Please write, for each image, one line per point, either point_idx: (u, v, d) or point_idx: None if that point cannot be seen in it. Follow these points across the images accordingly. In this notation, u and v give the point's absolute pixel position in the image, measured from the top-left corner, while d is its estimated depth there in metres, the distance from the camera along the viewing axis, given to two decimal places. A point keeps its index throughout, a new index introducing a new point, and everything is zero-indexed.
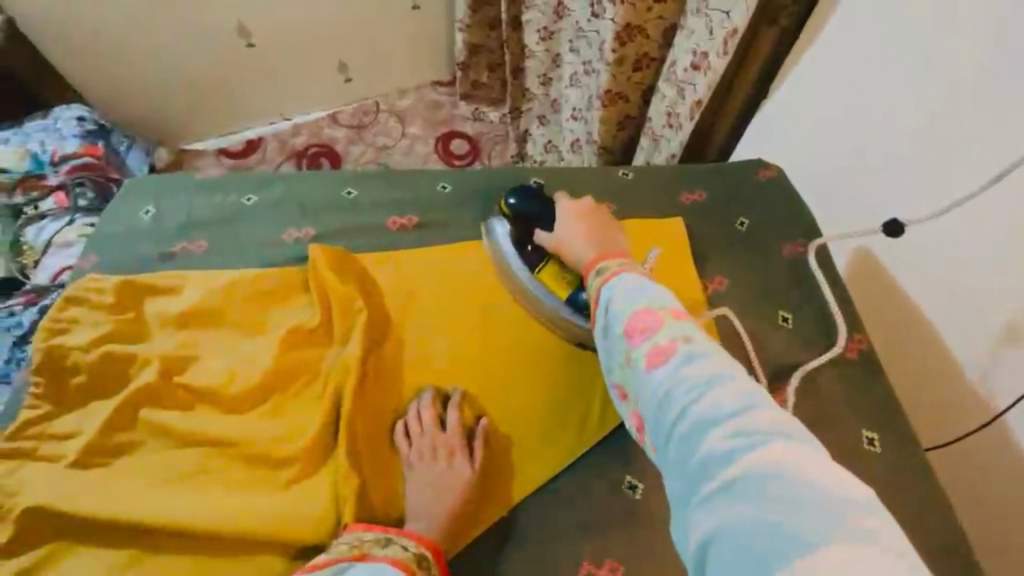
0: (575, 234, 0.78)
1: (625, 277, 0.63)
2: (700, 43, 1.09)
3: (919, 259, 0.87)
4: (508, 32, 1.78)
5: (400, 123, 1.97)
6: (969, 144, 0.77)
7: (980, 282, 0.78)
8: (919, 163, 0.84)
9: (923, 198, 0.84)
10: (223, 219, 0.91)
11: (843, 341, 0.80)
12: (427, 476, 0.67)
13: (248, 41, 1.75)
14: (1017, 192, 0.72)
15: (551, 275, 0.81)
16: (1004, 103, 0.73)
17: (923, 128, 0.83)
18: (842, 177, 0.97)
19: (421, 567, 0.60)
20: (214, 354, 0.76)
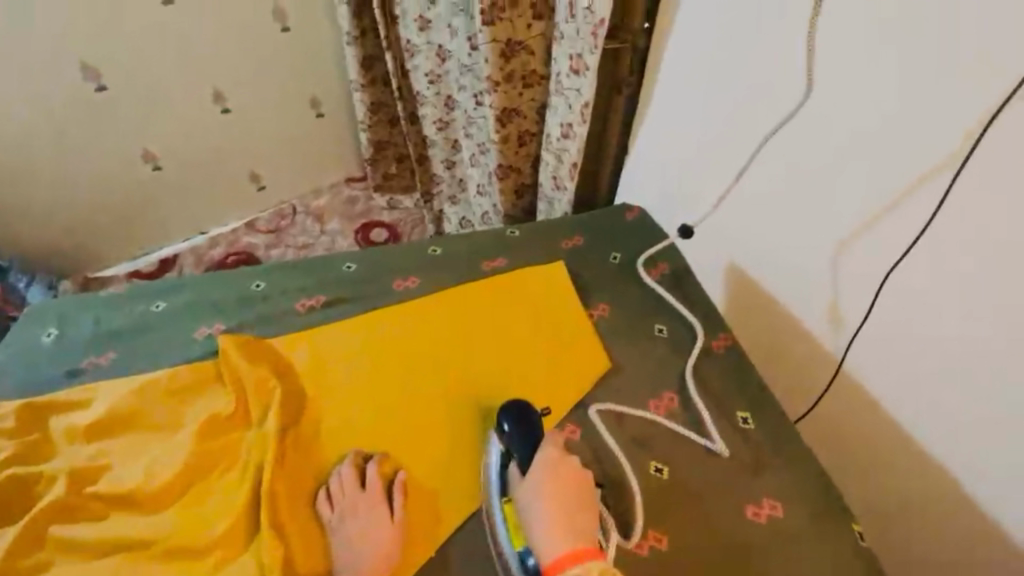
0: (544, 502, 0.66)
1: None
2: (565, 117, 1.29)
3: (762, 262, 1.04)
4: (407, 127, 1.97)
5: (318, 222, 2.06)
6: (729, 150, 1.03)
7: (802, 268, 0.97)
8: (710, 164, 1.08)
9: (717, 188, 1.08)
10: (132, 328, 0.94)
11: (710, 338, 0.93)
12: (353, 532, 0.70)
13: (155, 164, 1.82)
14: (764, 184, 0.98)
15: (510, 518, 0.70)
16: (748, 127, 0.98)
17: (707, 138, 1.07)
18: (666, 186, 1.20)
19: None
20: (127, 458, 0.76)
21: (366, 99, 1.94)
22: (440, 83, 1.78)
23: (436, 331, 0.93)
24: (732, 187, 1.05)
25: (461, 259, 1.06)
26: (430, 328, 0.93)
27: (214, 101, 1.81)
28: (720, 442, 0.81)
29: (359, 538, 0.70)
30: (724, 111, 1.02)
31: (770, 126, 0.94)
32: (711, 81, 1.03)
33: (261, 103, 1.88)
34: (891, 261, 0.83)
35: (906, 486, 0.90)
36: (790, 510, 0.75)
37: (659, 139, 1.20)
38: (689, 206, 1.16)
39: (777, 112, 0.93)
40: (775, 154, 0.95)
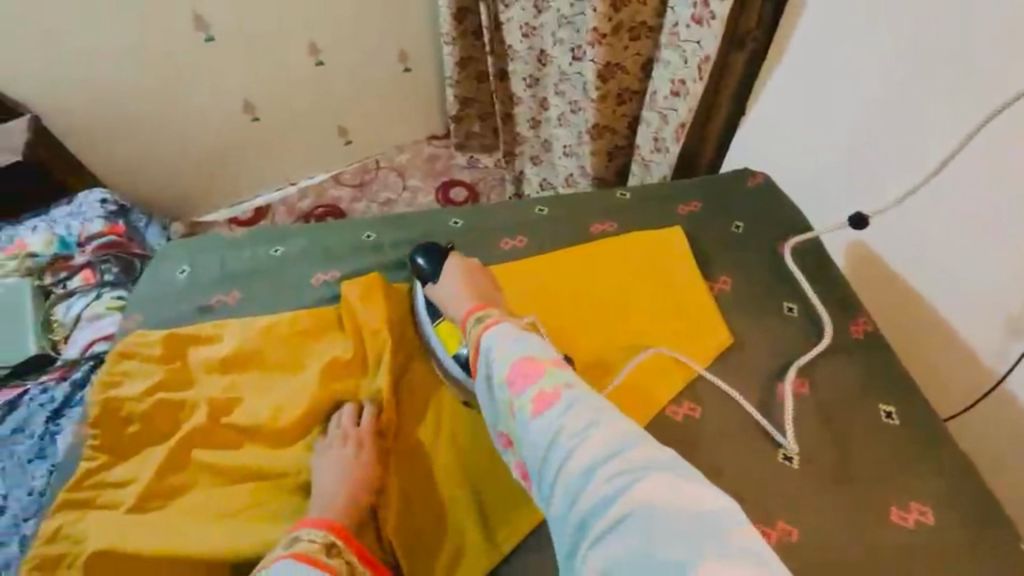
0: (453, 292, 0.83)
1: (508, 330, 0.72)
2: (677, 72, 1.18)
3: (923, 256, 0.91)
4: (495, 83, 1.89)
5: (400, 177, 2.03)
6: (930, 126, 0.86)
7: (956, 251, 0.87)
8: (893, 146, 0.91)
9: (904, 178, 0.91)
10: (255, 270, 0.98)
11: (847, 323, 0.85)
12: (339, 473, 0.72)
13: (253, 116, 1.87)
14: (981, 168, 0.81)
15: (444, 330, 0.83)
16: (950, 95, 0.83)
17: (890, 117, 0.91)
18: (820, 163, 1.04)
19: (330, 555, 0.63)
20: (257, 394, 0.81)
21: (456, 54, 1.89)
22: (535, 37, 1.69)
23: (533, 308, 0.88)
24: (925, 179, 0.88)
25: (568, 221, 1.01)
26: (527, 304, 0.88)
27: (308, 54, 1.82)
28: (791, 440, 0.74)
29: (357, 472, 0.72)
30: (927, 92, 0.85)
31: (991, 107, 0.78)
32: (906, 42, 0.86)
33: (353, 57, 1.88)
34: None
35: None
36: (943, 517, 0.68)
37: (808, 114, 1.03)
38: (854, 194, 1.00)
39: (998, 91, 0.77)
40: (994, 140, 0.79)
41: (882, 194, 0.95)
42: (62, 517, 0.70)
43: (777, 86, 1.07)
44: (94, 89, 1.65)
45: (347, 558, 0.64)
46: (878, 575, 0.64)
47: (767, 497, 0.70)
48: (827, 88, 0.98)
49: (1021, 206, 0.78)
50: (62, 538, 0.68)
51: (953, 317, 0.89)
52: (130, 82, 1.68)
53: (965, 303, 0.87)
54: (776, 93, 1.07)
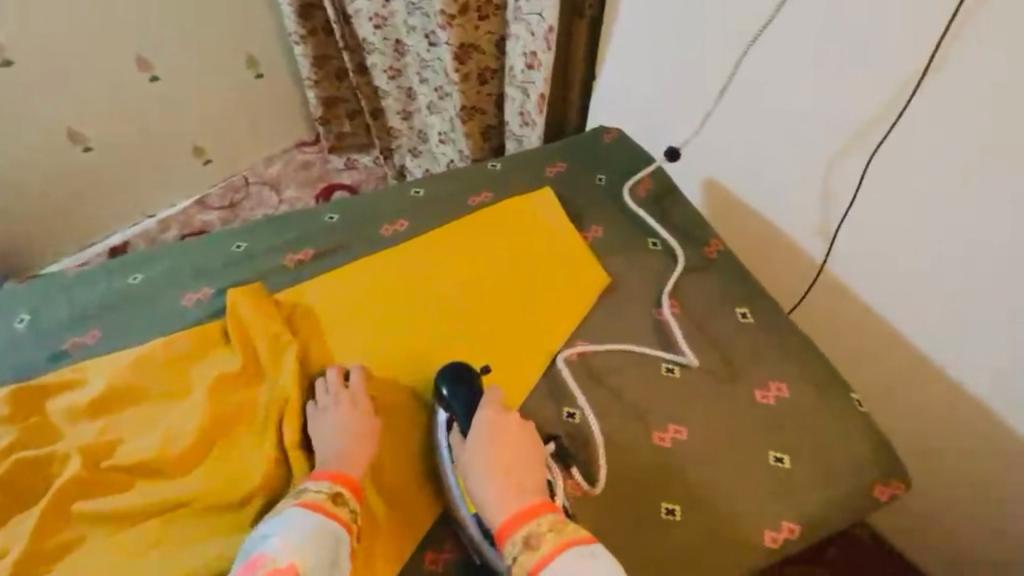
0: (484, 470, 0.66)
1: (577, 565, 0.60)
2: (527, 46, 1.24)
3: (748, 178, 1.06)
4: (357, 79, 1.84)
5: (274, 190, 1.90)
6: (707, 66, 1.02)
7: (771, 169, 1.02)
8: (691, 75, 1.05)
9: (705, 99, 1.05)
10: (113, 303, 0.89)
11: (703, 246, 0.96)
12: (336, 423, 0.72)
13: (84, 144, 1.64)
14: (750, 95, 0.98)
15: (464, 488, 0.70)
16: (714, 38, 0.98)
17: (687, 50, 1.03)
18: (643, 104, 1.15)
19: (338, 504, 0.65)
20: (141, 429, 0.74)
21: (309, 52, 1.81)
22: (387, 27, 1.67)
23: (436, 274, 0.92)
24: (720, 97, 1.03)
25: (445, 198, 1.03)
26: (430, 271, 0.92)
27: (138, 69, 1.63)
28: (691, 354, 0.83)
29: (351, 425, 0.71)
30: (704, 22, 0.98)
31: (744, 45, 0.95)
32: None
33: (193, 68, 1.72)
34: (866, 161, 0.90)
35: (886, 356, 1.00)
36: (796, 389, 0.80)
37: (627, 60, 1.13)
38: (674, 124, 1.13)
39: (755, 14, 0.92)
40: (764, 56, 0.94)
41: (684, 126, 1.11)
42: None
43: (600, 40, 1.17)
44: None
45: (353, 507, 0.66)
46: (753, 448, 0.76)
47: (659, 408, 0.79)
48: (628, 41, 1.11)
49: (795, 107, 0.94)
50: None
51: (789, 229, 1.04)
52: None
53: (790, 213, 1.03)
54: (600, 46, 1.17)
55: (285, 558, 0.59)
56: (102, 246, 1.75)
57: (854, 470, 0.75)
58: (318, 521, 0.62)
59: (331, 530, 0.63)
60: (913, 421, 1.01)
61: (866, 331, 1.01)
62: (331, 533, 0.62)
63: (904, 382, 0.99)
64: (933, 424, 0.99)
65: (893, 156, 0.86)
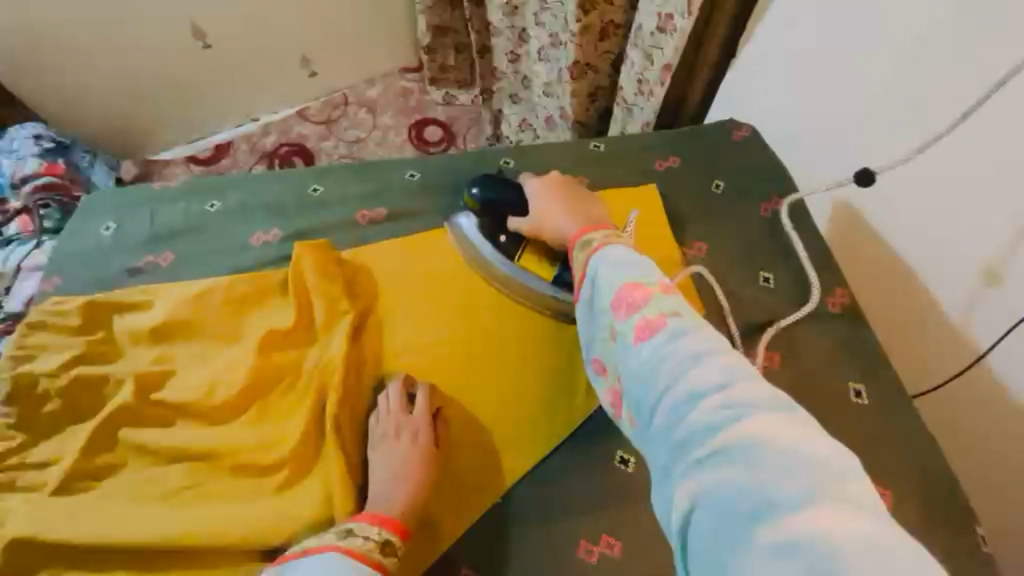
0: (543, 211, 0.80)
1: (615, 253, 0.64)
2: (664, 5, 1.03)
3: (921, 223, 0.83)
4: (471, 11, 1.68)
5: (370, 113, 1.87)
6: (958, 75, 0.75)
7: (954, 226, 0.80)
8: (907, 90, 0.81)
9: (936, 124, 0.79)
10: (189, 227, 0.89)
11: (824, 296, 0.80)
12: (392, 456, 0.67)
13: (204, 42, 1.63)
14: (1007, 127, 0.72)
15: (533, 263, 0.83)
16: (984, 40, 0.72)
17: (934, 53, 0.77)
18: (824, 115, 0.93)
19: (384, 553, 0.59)
20: (192, 368, 0.74)
21: None
22: None
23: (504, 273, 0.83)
24: (935, 135, 0.79)
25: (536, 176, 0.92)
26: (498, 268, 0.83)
27: None
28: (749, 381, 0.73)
29: (404, 460, 0.66)
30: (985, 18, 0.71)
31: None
32: None
33: None
34: None
35: None
36: (899, 498, 0.67)
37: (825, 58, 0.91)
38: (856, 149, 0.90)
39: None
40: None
41: (889, 150, 0.85)
42: None
43: (793, 19, 0.94)
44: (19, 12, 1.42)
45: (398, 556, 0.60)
46: None
47: None
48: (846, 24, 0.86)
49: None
50: None
51: (942, 292, 0.84)
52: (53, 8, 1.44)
53: (949, 275, 0.82)
54: (803, 24, 0.92)
55: None
56: (206, 142, 1.79)
57: None
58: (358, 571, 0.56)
59: None
60: None
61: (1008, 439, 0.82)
62: None
63: None
64: None
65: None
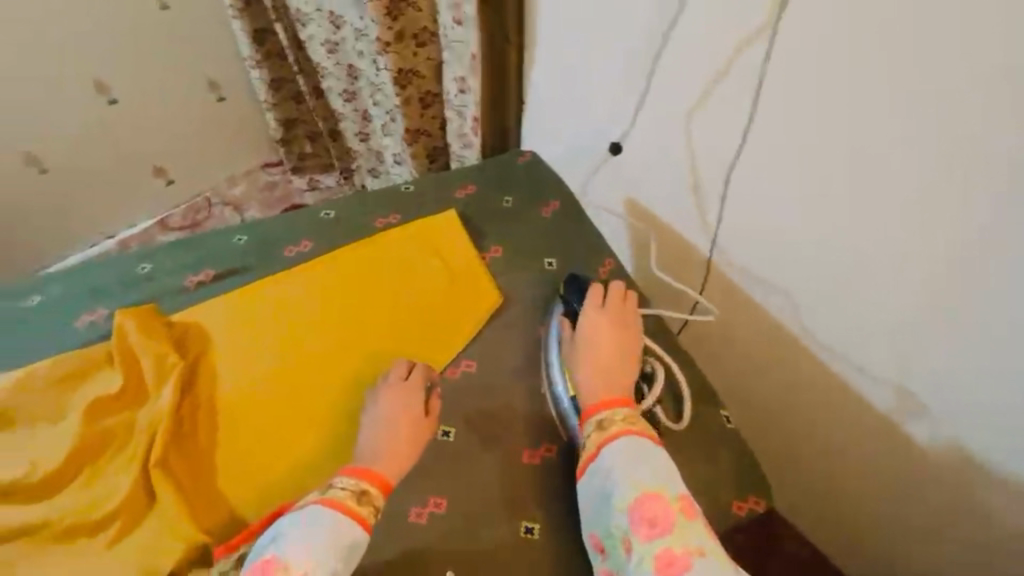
0: (585, 347, 0.79)
1: (631, 456, 0.69)
2: (456, 71, 1.22)
3: (667, 204, 1.06)
4: (313, 103, 1.84)
5: (236, 212, 1.92)
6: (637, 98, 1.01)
7: (672, 177, 1.02)
8: (600, 78, 1.05)
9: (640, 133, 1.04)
10: (6, 325, 0.90)
11: (594, 266, 0.98)
12: (377, 413, 0.76)
13: (41, 167, 1.64)
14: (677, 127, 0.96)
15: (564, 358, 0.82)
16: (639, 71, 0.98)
17: (618, 84, 1.03)
18: (570, 111, 1.15)
19: (361, 504, 0.68)
20: (12, 452, 0.75)
21: (265, 75, 1.81)
22: (339, 53, 1.67)
23: (327, 291, 0.92)
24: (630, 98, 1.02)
25: (353, 221, 1.05)
26: (321, 288, 0.92)
27: (94, 92, 1.63)
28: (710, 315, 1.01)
29: (392, 422, 0.75)
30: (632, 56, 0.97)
31: (662, 77, 0.94)
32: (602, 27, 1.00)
33: (152, 91, 1.72)
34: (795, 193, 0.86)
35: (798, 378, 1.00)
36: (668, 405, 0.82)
37: (553, 69, 1.14)
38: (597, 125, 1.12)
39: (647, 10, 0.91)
40: (675, 85, 0.93)
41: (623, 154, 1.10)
42: None
43: (538, 63, 1.19)
44: None
45: (374, 507, 0.69)
46: None
47: (532, 426, 0.80)
48: (568, 73, 1.11)
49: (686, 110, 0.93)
50: None
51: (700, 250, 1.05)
52: None
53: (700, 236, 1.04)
54: (544, 77, 1.18)
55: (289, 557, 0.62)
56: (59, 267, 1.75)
57: (720, 487, 0.77)
58: (330, 517, 0.66)
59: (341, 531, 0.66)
60: (825, 442, 1.02)
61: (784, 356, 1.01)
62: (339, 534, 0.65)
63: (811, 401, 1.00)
64: (844, 447, 0.99)
65: (765, 135, 0.85)
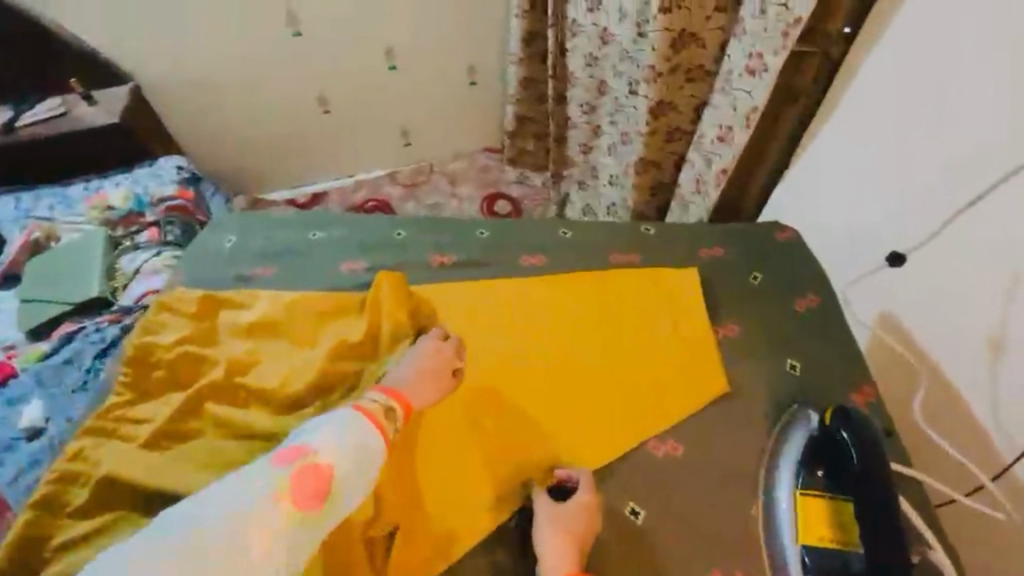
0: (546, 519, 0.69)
1: None
2: (724, 118, 1.14)
3: (961, 345, 0.86)
4: (552, 107, 1.87)
5: (451, 183, 2.07)
6: (976, 213, 0.83)
7: (971, 318, 0.85)
8: (925, 173, 0.90)
9: (959, 248, 0.86)
10: (293, 250, 1.06)
11: (851, 391, 0.84)
12: (411, 366, 0.76)
13: (326, 108, 1.93)
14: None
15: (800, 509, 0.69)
16: (987, 179, 0.81)
17: (945, 186, 0.87)
18: (856, 201, 1.02)
19: (387, 418, 0.66)
20: (273, 361, 0.87)
21: (520, 73, 1.89)
22: (596, 67, 1.66)
23: (553, 312, 0.93)
24: (953, 218, 0.86)
25: (588, 249, 1.04)
26: (549, 308, 0.94)
27: (383, 57, 1.88)
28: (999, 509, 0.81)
29: (424, 369, 0.75)
30: (995, 157, 0.80)
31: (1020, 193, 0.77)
32: (952, 116, 0.85)
33: (426, 67, 1.93)
34: None
35: None
36: None
37: (863, 153, 1.00)
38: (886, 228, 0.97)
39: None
40: None
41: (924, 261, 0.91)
42: (85, 441, 0.79)
43: (833, 135, 1.05)
44: (194, 70, 1.76)
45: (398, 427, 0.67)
46: None
47: (729, 548, 0.70)
48: (880, 157, 0.97)
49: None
50: (84, 459, 0.78)
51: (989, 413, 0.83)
52: (224, 72, 1.79)
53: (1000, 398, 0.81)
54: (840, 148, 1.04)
55: (321, 450, 0.59)
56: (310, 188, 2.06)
57: None
58: (362, 421, 0.63)
59: (372, 441, 0.62)
60: None
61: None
62: (370, 440, 0.62)
63: None
64: None
65: None
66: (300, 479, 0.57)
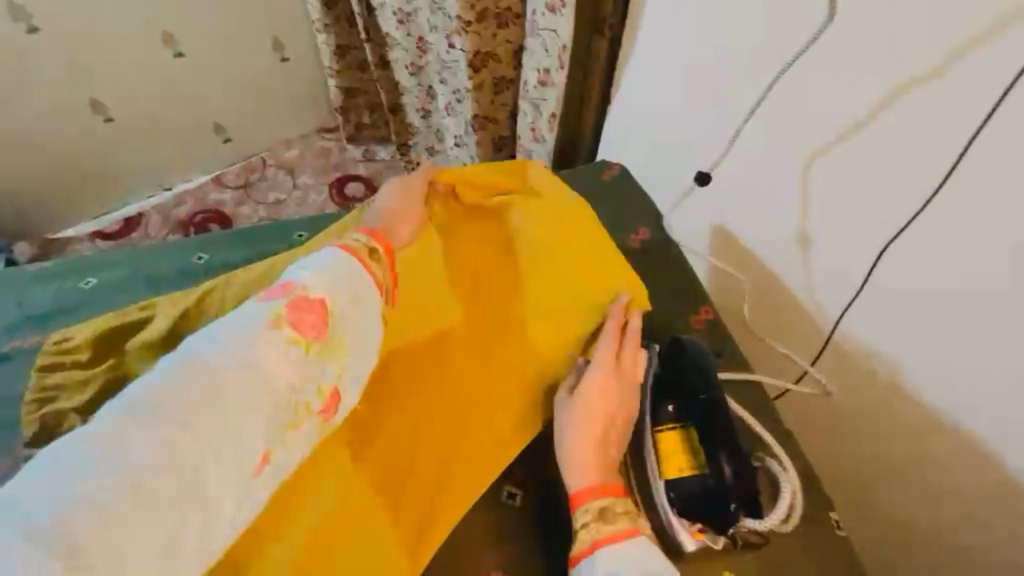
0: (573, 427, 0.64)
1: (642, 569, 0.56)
2: (540, 61, 1.10)
3: (777, 241, 0.94)
4: (377, 71, 1.70)
5: (289, 175, 1.80)
6: (768, 118, 0.87)
7: (780, 223, 0.92)
8: (717, 84, 0.92)
9: (757, 149, 0.90)
10: (62, 307, 0.86)
11: (691, 314, 0.88)
12: (388, 206, 0.74)
13: (105, 115, 1.58)
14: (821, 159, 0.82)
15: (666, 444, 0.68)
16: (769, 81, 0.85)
17: (733, 95, 0.91)
18: (671, 125, 1.04)
19: (372, 257, 0.62)
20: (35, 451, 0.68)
21: (331, 42, 1.68)
22: (410, 23, 1.50)
23: (469, 298, 0.75)
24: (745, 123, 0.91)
25: None
26: (463, 292, 0.75)
27: (162, 44, 1.56)
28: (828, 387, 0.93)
29: (398, 211, 0.74)
30: (772, 60, 0.83)
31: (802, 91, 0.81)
32: (730, 26, 0.87)
33: (219, 49, 1.63)
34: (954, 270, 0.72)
35: (895, 464, 0.89)
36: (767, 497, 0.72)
37: (669, 75, 1.00)
38: (700, 149, 1.01)
39: (792, 42, 0.80)
40: (818, 108, 0.80)
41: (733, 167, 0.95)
42: None
43: (638, 62, 1.05)
44: None
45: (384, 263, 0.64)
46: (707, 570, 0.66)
47: None
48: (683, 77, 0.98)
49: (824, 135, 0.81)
50: None
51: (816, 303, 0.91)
52: None
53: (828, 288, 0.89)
54: (638, 75, 1.06)
55: (315, 288, 0.55)
56: (117, 215, 1.68)
57: None
58: (345, 258, 0.59)
59: (362, 277, 0.59)
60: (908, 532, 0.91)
61: (886, 436, 0.89)
62: (362, 277, 0.59)
63: (910, 494, 0.88)
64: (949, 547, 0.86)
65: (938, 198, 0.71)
66: (300, 309, 0.53)
